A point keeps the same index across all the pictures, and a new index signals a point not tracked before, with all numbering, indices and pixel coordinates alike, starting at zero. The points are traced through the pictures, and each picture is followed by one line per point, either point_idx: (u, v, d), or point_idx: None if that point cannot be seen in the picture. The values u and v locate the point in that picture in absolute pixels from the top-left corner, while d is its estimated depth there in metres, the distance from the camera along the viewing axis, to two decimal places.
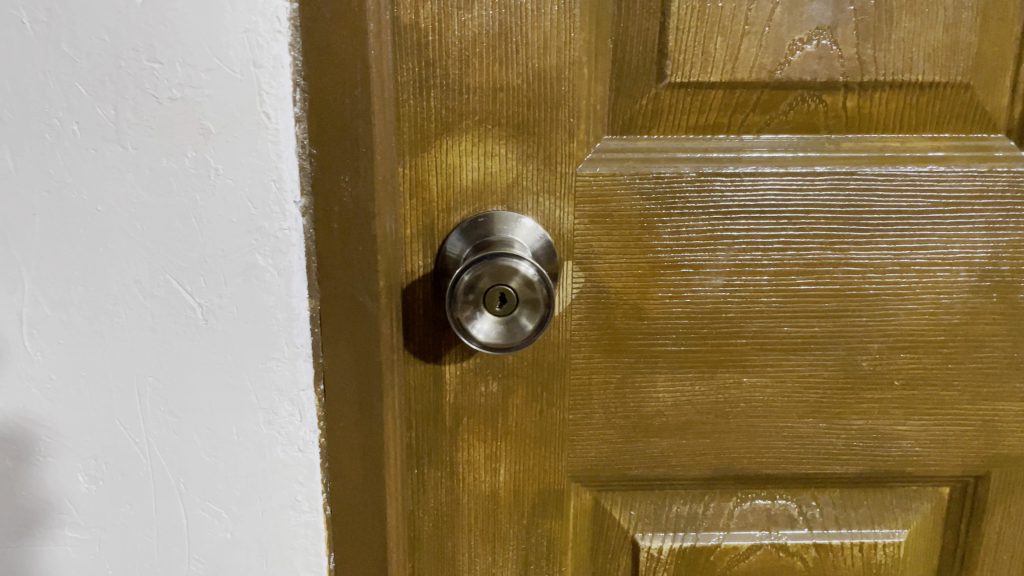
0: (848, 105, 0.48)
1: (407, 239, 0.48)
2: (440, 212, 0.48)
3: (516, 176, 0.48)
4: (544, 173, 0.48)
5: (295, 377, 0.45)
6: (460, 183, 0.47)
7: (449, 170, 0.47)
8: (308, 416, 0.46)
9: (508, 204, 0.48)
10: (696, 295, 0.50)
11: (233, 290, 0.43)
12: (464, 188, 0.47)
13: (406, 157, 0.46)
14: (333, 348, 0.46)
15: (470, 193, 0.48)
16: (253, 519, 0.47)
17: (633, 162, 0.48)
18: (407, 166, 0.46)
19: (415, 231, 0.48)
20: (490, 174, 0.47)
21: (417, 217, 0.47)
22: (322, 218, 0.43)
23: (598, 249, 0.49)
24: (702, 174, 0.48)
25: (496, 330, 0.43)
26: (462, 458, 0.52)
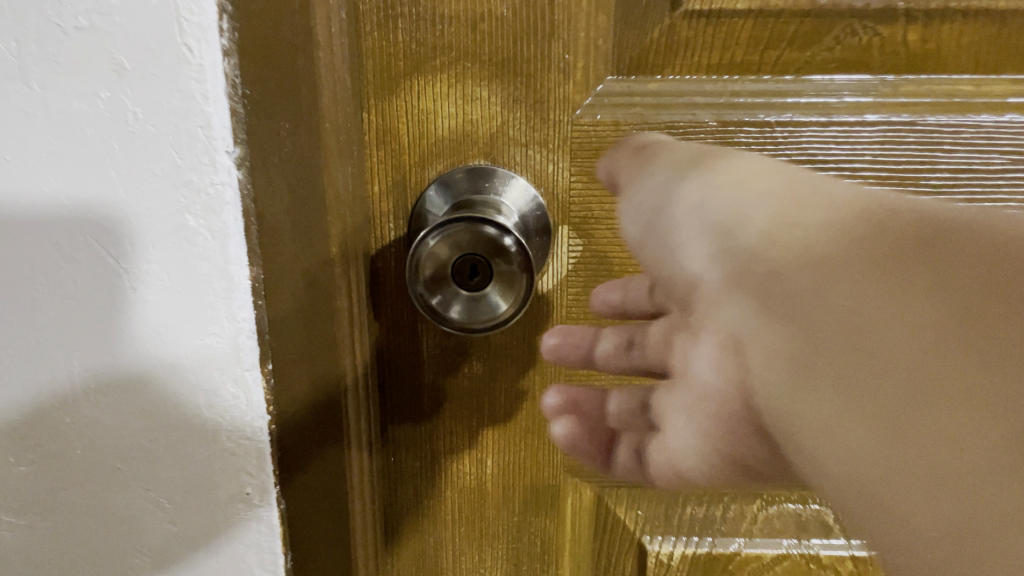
0: (908, 39, 0.39)
1: (376, 196, 0.41)
2: (412, 165, 0.41)
3: (502, 123, 0.40)
4: (535, 122, 0.40)
5: (238, 356, 0.39)
6: (435, 133, 0.41)
7: (422, 116, 0.40)
8: (255, 401, 0.40)
9: (492, 157, 0.41)
10: None
11: (163, 255, 0.37)
12: (440, 137, 0.41)
13: (371, 101, 0.40)
14: (280, 324, 0.39)
15: (447, 143, 0.41)
16: (199, 511, 0.41)
17: (641, 109, 0.40)
18: (372, 113, 0.40)
19: (385, 187, 0.41)
20: (471, 121, 0.40)
21: (386, 171, 0.41)
22: (261, 170, 0.36)
23: (601, 213, 0.41)
24: (725, 123, 0.40)
25: (462, 309, 0.37)
26: (443, 446, 0.46)
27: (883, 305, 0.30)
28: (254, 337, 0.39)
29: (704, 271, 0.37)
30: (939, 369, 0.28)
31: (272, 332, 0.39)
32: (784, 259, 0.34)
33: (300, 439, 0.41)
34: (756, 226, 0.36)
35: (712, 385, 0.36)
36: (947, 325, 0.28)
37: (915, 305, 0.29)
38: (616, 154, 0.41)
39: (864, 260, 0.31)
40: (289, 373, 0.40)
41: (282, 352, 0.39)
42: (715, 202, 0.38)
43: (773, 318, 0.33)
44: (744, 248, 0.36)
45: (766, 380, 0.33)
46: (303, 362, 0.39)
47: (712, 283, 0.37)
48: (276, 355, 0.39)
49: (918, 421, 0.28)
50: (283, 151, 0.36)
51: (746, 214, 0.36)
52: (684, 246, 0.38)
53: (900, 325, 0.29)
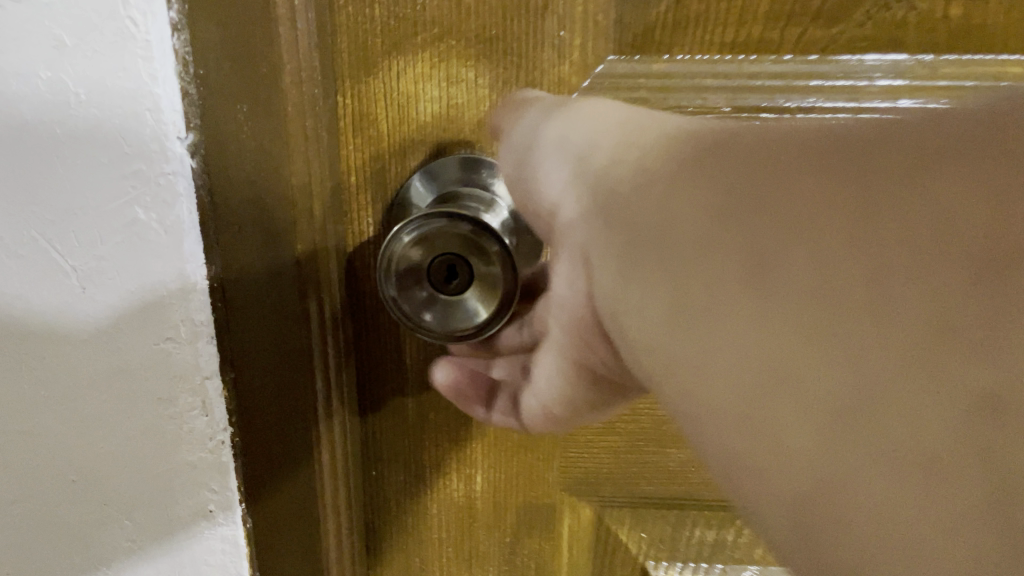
0: (950, 14, 0.34)
1: (352, 186, 0.38)
2: (392, 151, 0.37)
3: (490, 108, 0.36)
4: None
5: (196, 363, 0.35)
6: (417, 118, 0.37)
7: (403, 100, 0.36)
8: (214, 413, 0.36)
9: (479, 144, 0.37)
10: None
11: (112, 250, 0.33)
12: (422, 122, 0.37)
13: (345, 83, 0.36)
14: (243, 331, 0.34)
15: (430, 127, 0.37)
16: (159, 526, 0.38)
17: (645, 92, 0.36)
18: (348, 94, 0.36)
19: (363, 179, 0.38)
20: (456, 106, 0.37)
21: (364, 161, 0.37)
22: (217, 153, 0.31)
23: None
24: (739, 108, 0.36)
25: (437, 319, 0.33)
26: (429, 460, 0.42)
27: (683, 216, 0.24)
28: (213, 343, 0.34)
29: (567, 212, 0.30)
30: (766, 265, 0.22)
31: (234, 341, 0.34)
32: (631, 184, 0.26)
33: (269, 455, 0.36)
34: (608, 150, 0.28)
35: (576, 309, 0.31)
36: (853, 192, 0.21)
37: (696, 198, 0.24)
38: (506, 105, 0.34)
39: (716, 167, 0.24)
40: (254, 384, 0.35)
41: (248, 363, 0.34)
42: (581, 134, 0.30)
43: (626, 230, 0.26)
44: (593, 175, 0.28)
45: (637, 318, 0.26)
46: (268, 372, 0.35)
47: (578, 230, 0.29)
48: (238, 364, 0.34)
49: (778, 341, 0.21)
50: (240, 138, 0.32)
51: (603, 142, 0.29)
52: (548, 184, 0.31)
53: (757, 224, 0.22)
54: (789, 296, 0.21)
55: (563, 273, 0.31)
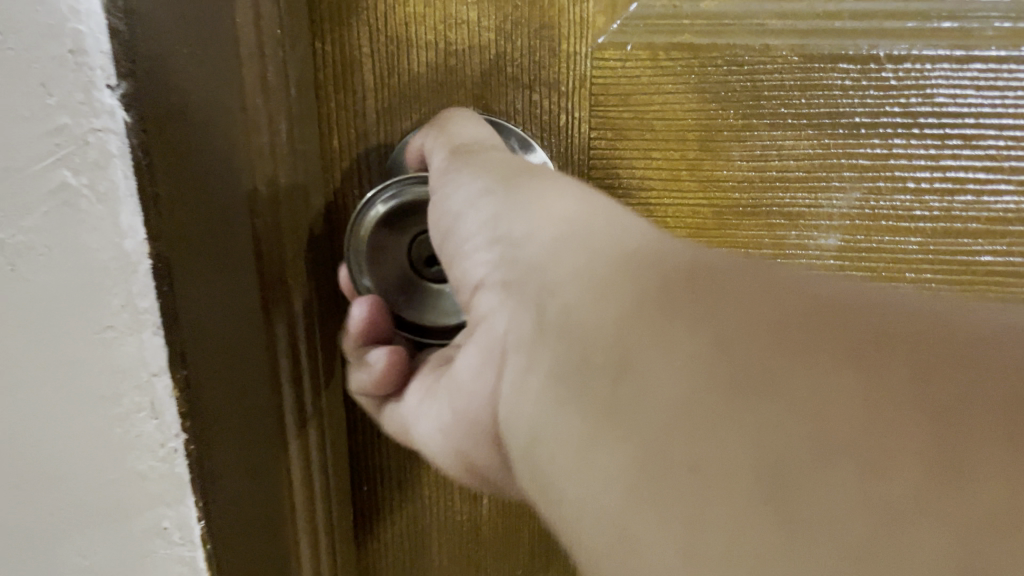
0: None
1: (333, 153, 0.32)
2: (380, 111, 0.31)
3: (497, 57, 0.30)
4: (542, 55, 0.30)
5: (142, 356, 0.27)
6: (408, 69, 0.30)
7: (392, 45, 0.30)
8: (165, 417, 0.28)
9: (483, 105, 0.31)
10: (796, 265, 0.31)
11: (25, 211, 0.24)
12: (414, 75, 0.31)
13: (322, 26, 0.30)
14: (197, 312, 0.27)
15: (424, 82, 0.31)
16: (108, 547, 0.30)
17: (689, 36, 0.29)
18: (327, 41, 0.30)
19: (347, 142, 0.32)
20: (456, 54, 0.30)
21: (347, 120, 0.31)
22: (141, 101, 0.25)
23: (629, 181, 0.31)
24: (810, 57, 0.28)
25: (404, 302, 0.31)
26: (429, 473, 0.36)
27: (638, 351, 0.15)
28: (161, 331, 0.27)
29: (490, 308, 0.22)
30: (775, 467, 0.13)
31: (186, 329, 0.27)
32: (580, 290, 0.17)
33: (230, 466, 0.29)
34: (549, 238, 0.20)
35: (477, 412, 0.23)
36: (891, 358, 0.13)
37: (668, 328, 0.15)
38: (455, 124, 0.28)
39: (690, 287, 0.16)
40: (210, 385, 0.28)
41: (200, 351, 0.28)
42: (522, 212, 0.22)
43: (560, 343, 0.17)
44: (526, 262, 0.20)
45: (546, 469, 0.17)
46: (224, 364, 0.28)
47: (500, 337, 0.21)
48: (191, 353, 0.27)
49: (751, 530, 0.13)
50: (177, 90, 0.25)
51: (548, 227, 0.20)
52: (470, 266, 0.23)
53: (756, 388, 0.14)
54: (785, 495, 0.13)
55: (475, 355, 0.23)
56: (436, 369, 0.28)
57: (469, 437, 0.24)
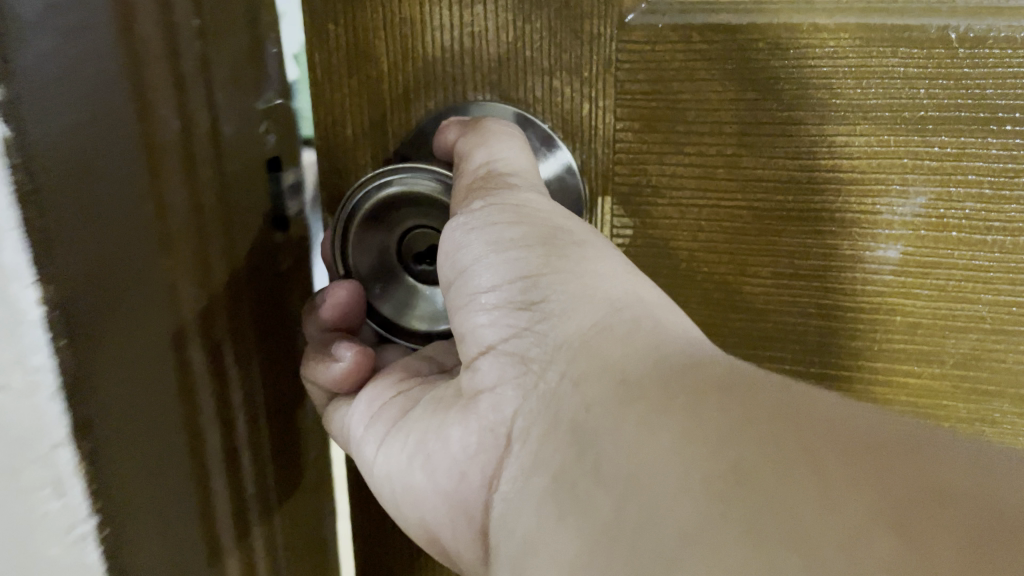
0: None
1: (343, 142, 0.30)
2: (391, 98, 0.29)
3: (514, 38, 0.27)
4: (563, 37, 0.27)
5: (39, 427, 0.22)
6: (418, 53, 0.28)
7: (402, 27, 0.28)
8: (71, 496, 0.23)
9: (501, 93, 0.28)
10: (858, 279, 0.27)
11: None
12: (428, 60, 0.28)
13: (329, 7, 0.28)
14: (132, 326, 0.23)
15: (434, 68, 0.28)
16: None
17: (726, 15, 0.25)
18: (339, 23, 0.28)
19: (355, 131, 0.29)
20: (469, 36, 0.27)
21: (353, 107, 0.29)
22: (64, 102, 0.20)
23: (658, 179, 0.28)
24: (866, 37, 0.24)
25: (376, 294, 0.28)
26: None
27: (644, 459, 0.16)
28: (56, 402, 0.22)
29: (499, 382, 0.23)
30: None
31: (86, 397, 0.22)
32: (596, 384, 0.19)
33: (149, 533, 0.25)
34: (586, 323, 0.20)
35: (462, 485, 0.24)
36: (852, 473, 0.14)
37: (676, 430, 0.16)
38: (477, 140, 0.25)
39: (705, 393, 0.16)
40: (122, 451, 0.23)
41: (111, 416, 0.23)
42: (554, 293, 0.22)
43: (571, 439, 0.19)
44: (557, 343, 0.21)
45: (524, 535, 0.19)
46: (145, 399, 0.24)
47: (507, 416, 0.22)
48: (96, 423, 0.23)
49: None
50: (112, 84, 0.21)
51: (588, 312, 0.21)
52: (483, 331, 0.23)
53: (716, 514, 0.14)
54: None
55: (473, 429, 0.23)
56: (394, 390, 0.29)
57: (416, 509, 0.26)
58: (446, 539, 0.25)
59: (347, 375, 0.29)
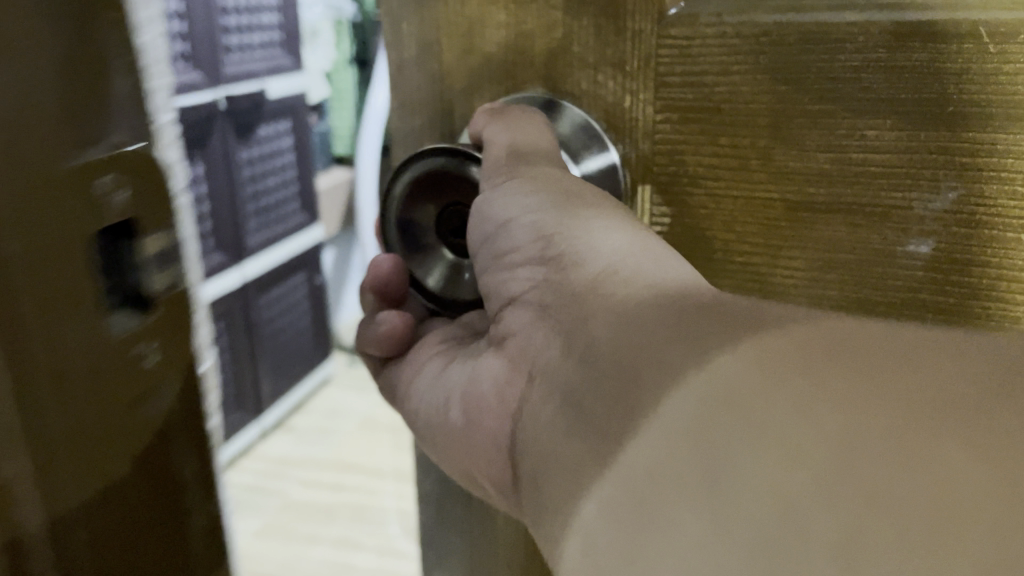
0: None
1: (415, 132, 0.32)
2: (460, 92, 0.31)
3: (564, 37, 0.29)
4: (607, 34, 0.28)
5: None
6: (479, 50, 0.30)
7: (466, 27, 0.30)
8: None
9: (552, 87, 0.30)
10: (895, 273, 0.26)
11: None
12: (488, 55, 0.30)
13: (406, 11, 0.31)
14: None
15: (494, 65, 0.30)
16: None
17: (756, 11, 0.26)
18: (414, 25, 0.31)
19: (427, 122, 0.32)
20: (524, 36, 0.29)
21: (426, 100, 0.32)
22: None
23: (694, 170, 0.28)
24: (893, 32, 0.24)
25: (414, 262, 0.30)
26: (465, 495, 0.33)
27: (641, 356, 0.22)
28: None
29: (524, 326, 0.27)
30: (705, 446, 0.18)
31: None
32: (606, 316, 0.23)
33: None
34: (594, 272, 0.25)
35: (494, 415, 0.28)
36: (826, 393, 0.17)
37: (669, 336, 0.21)
38: (527, 120, 0.27)
39: (701, 338, 0.20)
40: None
41: None
42: (574, 248, 0.26)
43: (578, 364, 0.24)
44: (575, 288, 0.25)
45: (543, 444, 0.25)
46: None
47: (530, 354, 0.27)
48: None
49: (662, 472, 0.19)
50: None
51: (594, 265, 0.25)
52: (512, 282, 0.28)
53: (691, 440, 0.19)
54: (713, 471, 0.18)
55: (499, 365, 0.28)
56: (437, 348, 0.33)
57: (451, 441, 0.30)
58: (471, 464, 0.29)
59: (390, 339, 0.34)
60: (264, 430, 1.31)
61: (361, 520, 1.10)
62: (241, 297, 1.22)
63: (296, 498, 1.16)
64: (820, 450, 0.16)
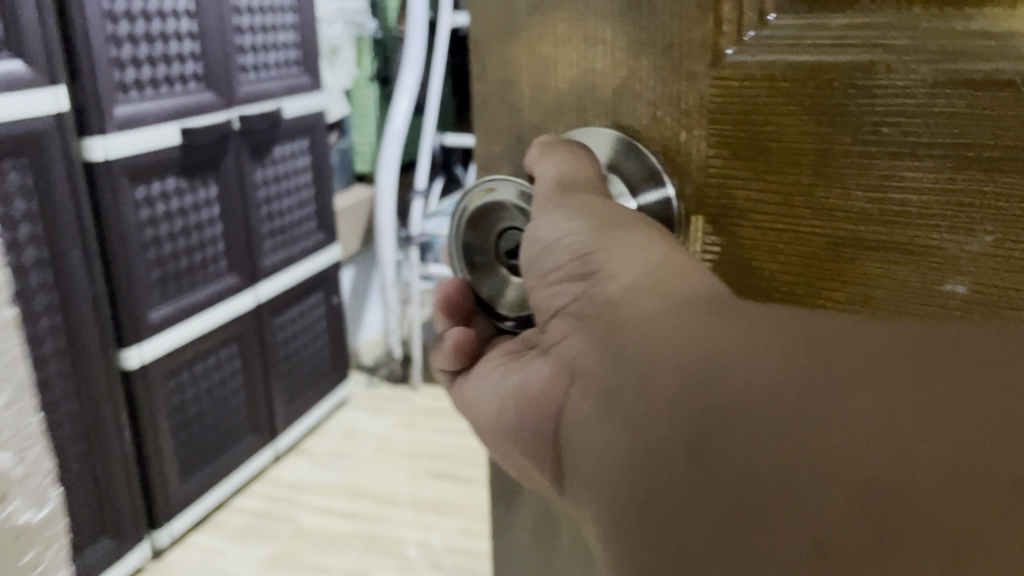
0: None
1: (493, 159, 0.33)
2: (533, 127, 0.32)
3: (630, 81, 0.29)
4: (669, 80, 0.29)
5: None
6: (553, 89, 0.31)
7: (541, 66, 0.31)
8: None
9: (617, 122, 0.30)
10: (929, 308, 0.26)
11: None
12: (560, 91, 0.31)
13: (487, 50, 0.32)
14: None
15: (564, 103, 0.31)
16: None
17: (805, 59, 0.26)
18: (492, 61, 0.32)
19: (502, 150, 0.33)
20: (595, 78, 0.30)
21: (501, 133, 0.33)
22: None
23: (744, 204, 0.28)
24: (934, 83, 0.24)
25: (473, 272, 0.32)
26: (539, 517, 0.34)
27: (691, 363, 0.20)
28: None
29: (566, 335, 0.26)
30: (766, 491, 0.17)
31: None
32: (655, 327, 0.21)
33: None
34: (638, 280, 0.24)
35: (534, 422, 0.27)
36: (891, 440, 0.16)
37: (725, 350, 0.19)
38: (578, 162, 0.28)
39: (763, 345, 0.19)
40: None
41: None
42: (615, 262, 0.25)
43: (615, 368, 0.22)
44: (606, 299, 0.24)
45: (576, 441, 0.23)
46: None
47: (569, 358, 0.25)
48: None
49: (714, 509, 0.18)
50: None
51: (641, 276, 0.24)
52: (556, 296, 0.26)
53: (743, 444, 0.18)
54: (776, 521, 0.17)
55: (541, 370, 0.27)
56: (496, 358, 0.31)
57: (497, 442, 0.30)
58: (523, 465, 0.29)
59: (453, 353, 0.33)
60: (277, 454, 1.32)
61: (372, 549, 1.10)
62: (254, 320, 1.22)
63: (305, 526, 1.15)
64: (886, 477, 0.16)
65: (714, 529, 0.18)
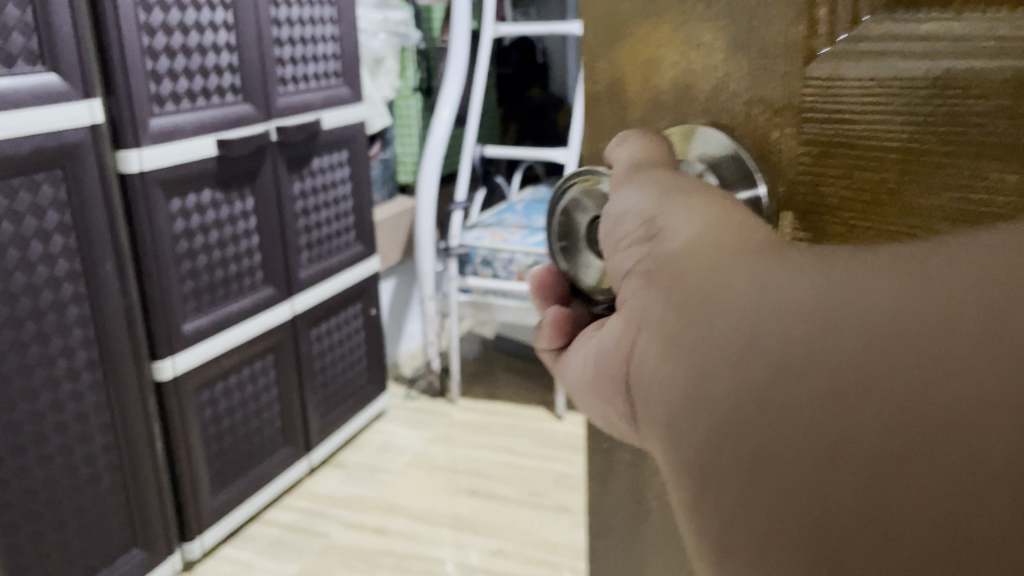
0: None
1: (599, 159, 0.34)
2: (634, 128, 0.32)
3: (724, 86, 0.29)
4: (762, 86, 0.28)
5: None
6: (653, 91, 0.31)
7: (643, 69, 0.31)
8: None
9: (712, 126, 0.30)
10: None
11: None
12: (659, 95, 0.31)
13: (596, 53, 0.32)
14: None
15: (662, 107, 0.31)
16: None
17: (897, 61, 0.25)
18: (600, 65, 0.32)
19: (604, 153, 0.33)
20: (691, 83, 0.30)
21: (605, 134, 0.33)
22: None
23: (831, 201, 0.27)
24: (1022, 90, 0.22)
25: (565, 257, 0.31)
26: (638, 515, 0.34)
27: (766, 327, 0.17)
28: None
29: (635, 297, 0.23)
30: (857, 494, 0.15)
31: None
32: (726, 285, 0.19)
33: None
34: (704, 239, 0.20)
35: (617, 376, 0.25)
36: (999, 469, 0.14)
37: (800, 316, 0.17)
38: (654, 147, 0.27)
39: (859, 299, 0.16)
40: None
41: None
42: (679, 224, 0.22)
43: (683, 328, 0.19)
44: (672, 259, 0.21)
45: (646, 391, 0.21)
46: None
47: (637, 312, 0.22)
48: None
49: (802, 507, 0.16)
50: None
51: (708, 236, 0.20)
52: (625, 258, 0.24)
53: (833, 441, 0.15)
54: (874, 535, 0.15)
55: (619, 326, 0.24)
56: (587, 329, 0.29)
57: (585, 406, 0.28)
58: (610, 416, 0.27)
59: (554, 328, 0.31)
60: (314, 465, 1.32)
61: (401, 569, 1.08)
62: (290, 332, 1.22)
63: (338, 541, 1.14)
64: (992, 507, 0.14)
65: (794, 529, 0.16)
